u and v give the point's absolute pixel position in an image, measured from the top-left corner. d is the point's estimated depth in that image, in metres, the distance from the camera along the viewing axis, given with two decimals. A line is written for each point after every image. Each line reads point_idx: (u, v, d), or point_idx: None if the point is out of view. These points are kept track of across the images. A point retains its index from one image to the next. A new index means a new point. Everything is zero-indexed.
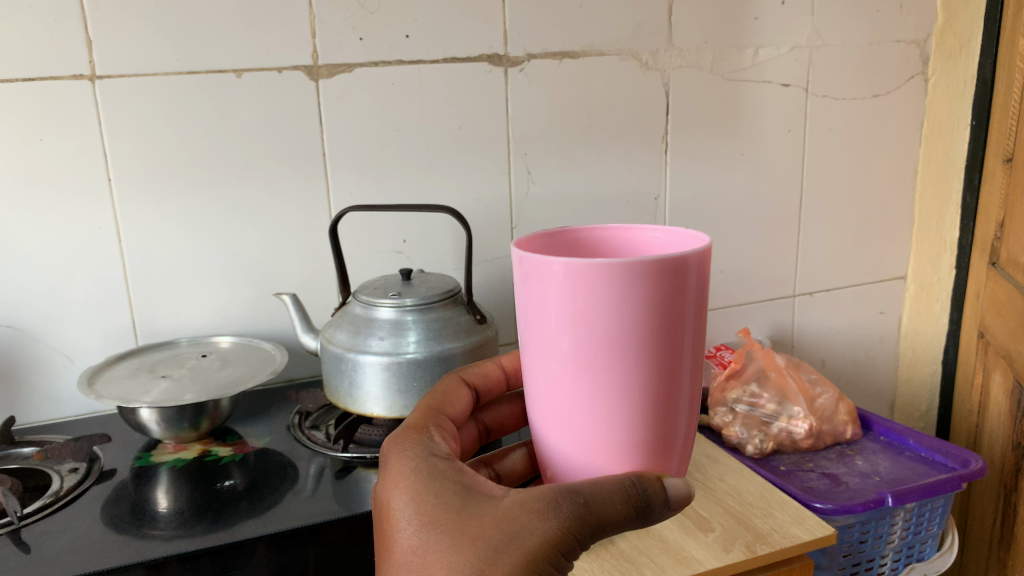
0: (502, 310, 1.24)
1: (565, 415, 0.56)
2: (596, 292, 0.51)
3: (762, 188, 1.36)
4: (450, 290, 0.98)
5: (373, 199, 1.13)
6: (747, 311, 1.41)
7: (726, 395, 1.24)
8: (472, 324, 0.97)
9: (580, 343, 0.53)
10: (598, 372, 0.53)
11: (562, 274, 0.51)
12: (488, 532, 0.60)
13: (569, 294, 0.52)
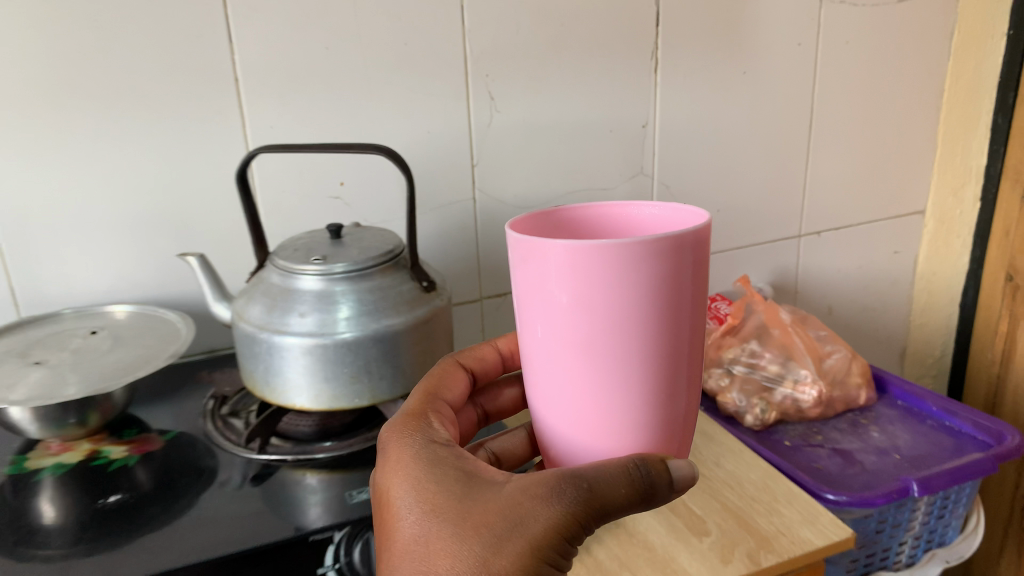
0: (464, 263, 1.06)
1: (561, 407, 0.51)
2: (596, 273, 0.45)
3: (768, 112, 1.17)
4: (392, 252, 0.80)
5: (303, 134, 0.93)
6: (747, 256, 1.23)
7: (722, 354, 1.09)
8: (416, 294, 0.79)
9: (579, 331, 0.47)
10: (600, 361, 0.48)
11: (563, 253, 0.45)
12: (491, 519, 0.52)
13: (565, 279, 0.46)
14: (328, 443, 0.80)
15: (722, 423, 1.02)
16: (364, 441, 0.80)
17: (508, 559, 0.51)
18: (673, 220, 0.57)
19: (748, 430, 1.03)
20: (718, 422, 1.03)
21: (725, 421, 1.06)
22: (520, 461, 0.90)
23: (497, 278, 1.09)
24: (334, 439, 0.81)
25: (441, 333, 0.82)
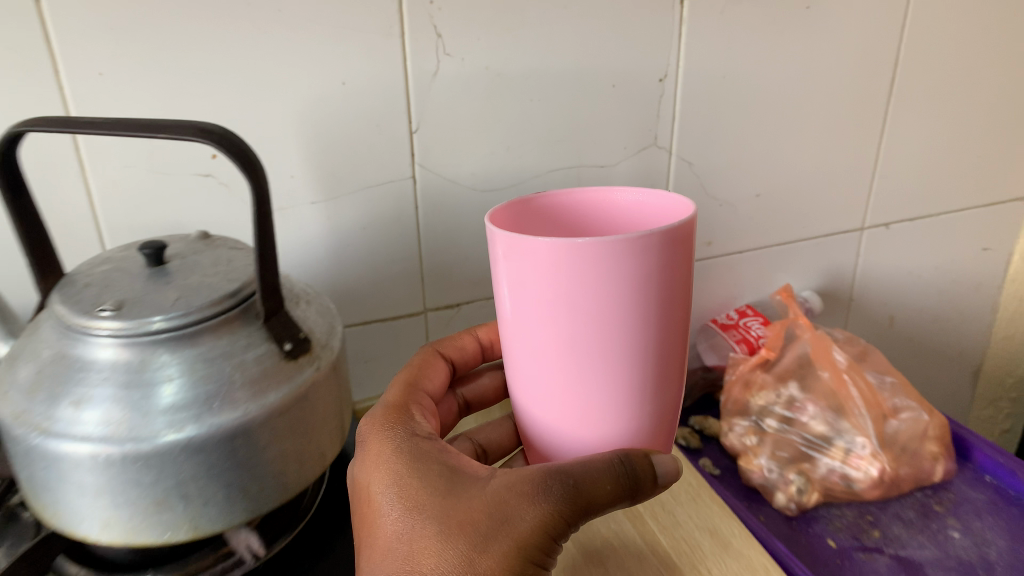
0: (398, 265, 0.77)
1: (559, 409, 0.49)
2: (600, 267, 0.43)
3: (837, 63, 0.84)
4: (230, 303, 0.50)
5: (139, 91, 0.61)
6: (789, 254, 0.93)
7: (752, 398, 0.83)
8: (272, 367, 0.50)
9: (583, 333, 0.45)
10: (594, 361, 0.46)
11: (544, 254, 0.43)
12: (476, 517, 0.49)
13: (568, 277, 0.43)
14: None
15: (737, 506, 0.74)
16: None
17: (495, 561, 0.47)
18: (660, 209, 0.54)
19: (773, 521, 0.74)
20: (732, 505, 0.74)
21: (745, 500, 0.78)
22: None
23: (446, 284, 0.80)
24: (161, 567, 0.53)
25: (317, 420, 0.52)
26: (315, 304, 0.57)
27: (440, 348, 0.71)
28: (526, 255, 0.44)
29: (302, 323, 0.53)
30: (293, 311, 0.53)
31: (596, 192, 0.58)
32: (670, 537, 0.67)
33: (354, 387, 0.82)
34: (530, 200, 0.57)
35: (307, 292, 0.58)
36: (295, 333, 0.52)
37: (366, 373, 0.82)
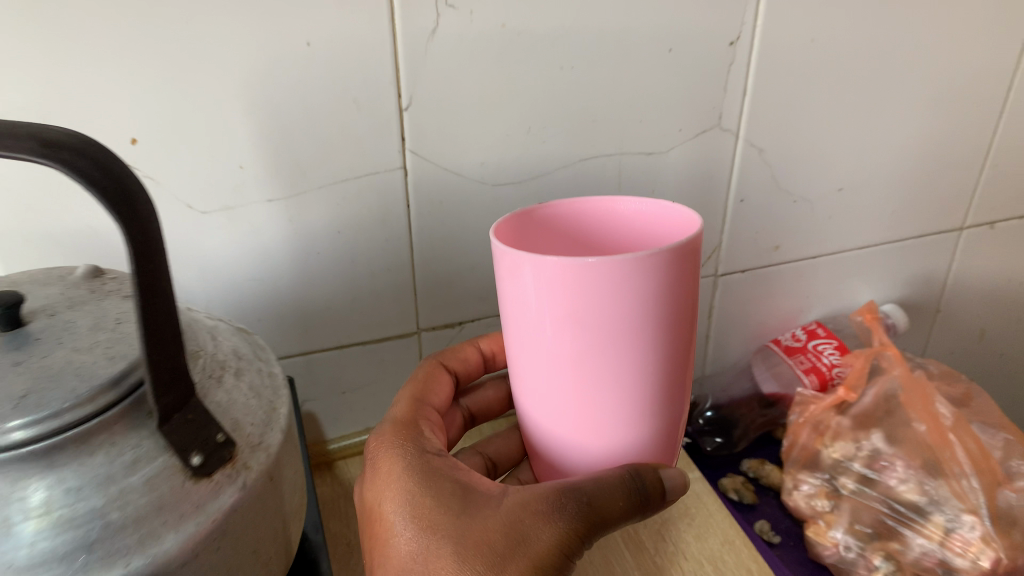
0: (383, 279, 0.60)
1: (558, 455, 0.40)
2: (607, 297, 0.33)
3: (962, 20, 0.64)
4: (88, 412, 0.32)
5: (10, 55, 0.43)
6: (871, 259, 0.76)
7: (823, 447, 0.67)
8: (177, 500, 0.33)
9: (587, 373, 0.35)
10: (612, 397, 0.36)
11: (546, 279, 0.33)
12: (493, 546, 0.37)
13: (568, 310, 0.33)
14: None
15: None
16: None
17: None
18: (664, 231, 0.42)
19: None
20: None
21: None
22: None
23: (446, 300, 0.63)
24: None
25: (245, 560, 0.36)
26: (246, 373, 0.40)
27: (444, 355, 0.55)
28: (515, 274, 0.34)
29: (216, 416, 0.36)
30: (203, 395, 0.36)
31: (593, 207, 0.43)
32: None
33: (330, 421, 0.66)
34: (529, 215, 0.42)
35: (238, 352, 0.41)
36: (204, 440, 0.35)
37: (344, 407, 0.66)
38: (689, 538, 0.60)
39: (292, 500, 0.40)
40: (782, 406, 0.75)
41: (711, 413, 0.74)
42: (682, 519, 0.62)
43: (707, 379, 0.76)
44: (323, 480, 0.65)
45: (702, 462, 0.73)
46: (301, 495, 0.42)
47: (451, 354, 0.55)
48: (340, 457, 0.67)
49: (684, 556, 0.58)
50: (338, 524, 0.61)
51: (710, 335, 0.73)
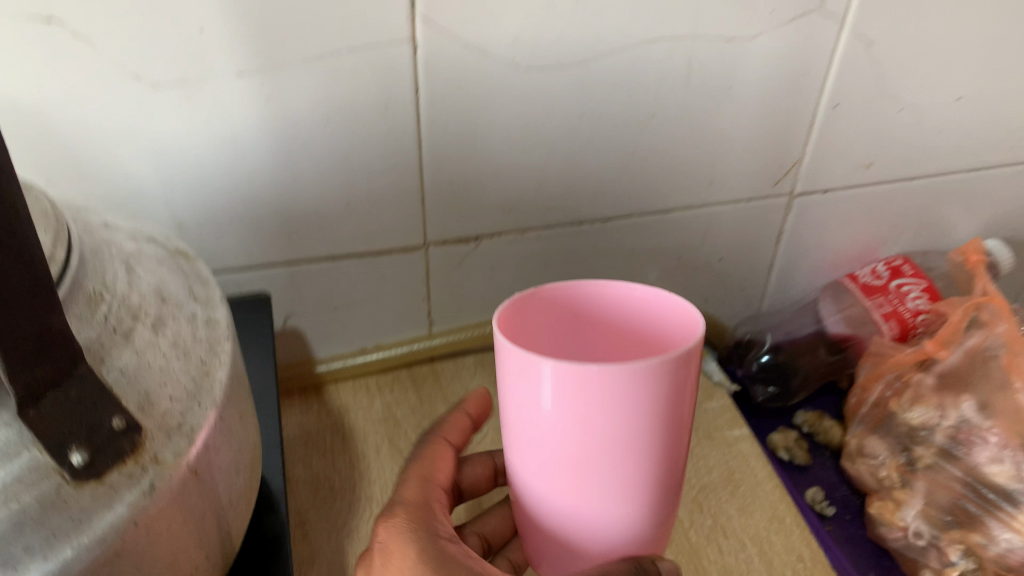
0: (384, 180, 0.49)
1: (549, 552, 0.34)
2: (616, 406, 0.28)
3: None
4: None
5: None
6: (981, 181, 0.62)
7: (898, 410, 0.56)
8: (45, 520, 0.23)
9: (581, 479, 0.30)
10: (610, 496, 0.31)
11: (561, 375, 0.28)
12: None
13: (567, 415, 0.29)
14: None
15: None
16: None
17: None
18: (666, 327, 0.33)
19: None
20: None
21: (870, 568, 0.54)
22: None
23: (460, 211, 0.52)
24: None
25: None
26: (170, 322, 0.29)
27: (441, 428, 0.42)
28: (520, 371, 0.29)
29: (119, 393, 0.26)
30: (101, 361, 0.26)
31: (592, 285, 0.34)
32: None
33: (319, 341, 0.57)
34: (531, 295, 0.33)
35: (163, 289, 0.30)
36: (92, 428, 0.25)
37: (335, 325, 0.56)
38: (732, 510, 0.51)
39: (231, 484, 0.30)
40: (851, 351, 0.65)
41: (767, 358, 0.64)
42: (724, 486, 0.52)
43: (764, 315, 0.67)
44: (310, 407, 0.56)
45: (749, 411, 0.65)
46: (249, 469, 0.33)
47: (450, 428, 0.42)
48: (331, 380, 0.58)
49: (723, 533, 0.49)
50: (321, 462, 0.53)
51: (775, 264, 0.63)
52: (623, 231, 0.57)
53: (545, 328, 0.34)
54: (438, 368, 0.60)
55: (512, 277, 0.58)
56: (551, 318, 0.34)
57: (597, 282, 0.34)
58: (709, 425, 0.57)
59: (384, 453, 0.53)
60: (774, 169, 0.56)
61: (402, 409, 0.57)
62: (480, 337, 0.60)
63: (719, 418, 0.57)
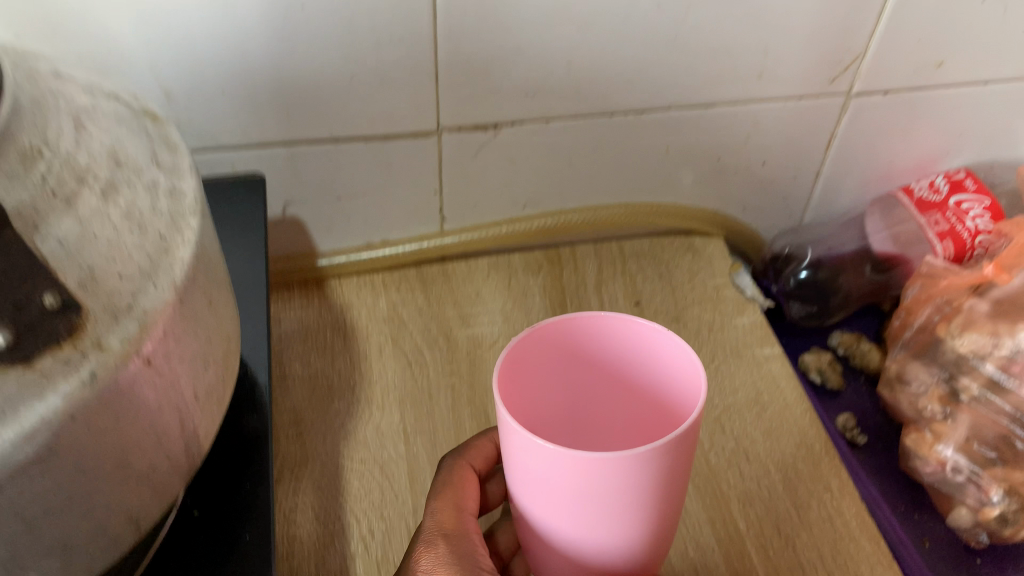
0: (394, 55, 0.44)
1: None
2: (620, 485, 0.27)
3: None
4: None
5: None
6: None
7: (946, 336, 0.52)
8: None
9: (582, 537, 0.30)
10: (619, 554, 0.30)
11: (568, 463, 0.26)
12: None
13: (571, 492, 0.28)
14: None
15: (892, 533, 0.49)
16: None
17: None
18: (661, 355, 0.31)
19: (941, 556, 0.49)
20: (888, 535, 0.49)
21: (903, 502, 0.52)
22: None
23: (477, 95, 0.47)
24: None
25: (102, 476, 0.24)
26: (125, 189, 0.25)
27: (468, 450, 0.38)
28: (524, 453, 0.27)
29: (58, 269, 0.22)
30: (35, 230, 0.22)
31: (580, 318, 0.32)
32: None
33: (321, 233, 0.53)
34: (519, 342, 0.31)
35: (118, 151, 0.26)
36: (19, 304, 0.21)
37: (339, 216, 0.52)
38: (757, 433, 0.47)
39: (197, 376, 0.27)
40: (896, 272, 0.59)
41: (805, 274, 0.59)
42: (750, 407, 0.48)
43: (805, 228, 0.62)
44: (310, 301, 0.53)
45: (781, 329, 0.62)
46: (222, 362, 0.29)
47: (475, 451, 0.38)
48: (334, 275, 0.54)
49: (746, 457, 0.46)
50: (319, 360, 0.49)
51: (822, 172, 0.58)
52: (657, 126, 0.52)
53: (533, 372, 0.32)
54: (449, 270, 0.56)
55: (532, 172, 0.53)
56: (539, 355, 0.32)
57: (586, 316, 0.32)
58: (737, 341, 0.52)
59: (387, 354, 0.50)
60: (833, 64, 0.50)
61: (409, 310, 0.53)
62: (495, 237, 0.55)
63: (750, 336, 0.52)
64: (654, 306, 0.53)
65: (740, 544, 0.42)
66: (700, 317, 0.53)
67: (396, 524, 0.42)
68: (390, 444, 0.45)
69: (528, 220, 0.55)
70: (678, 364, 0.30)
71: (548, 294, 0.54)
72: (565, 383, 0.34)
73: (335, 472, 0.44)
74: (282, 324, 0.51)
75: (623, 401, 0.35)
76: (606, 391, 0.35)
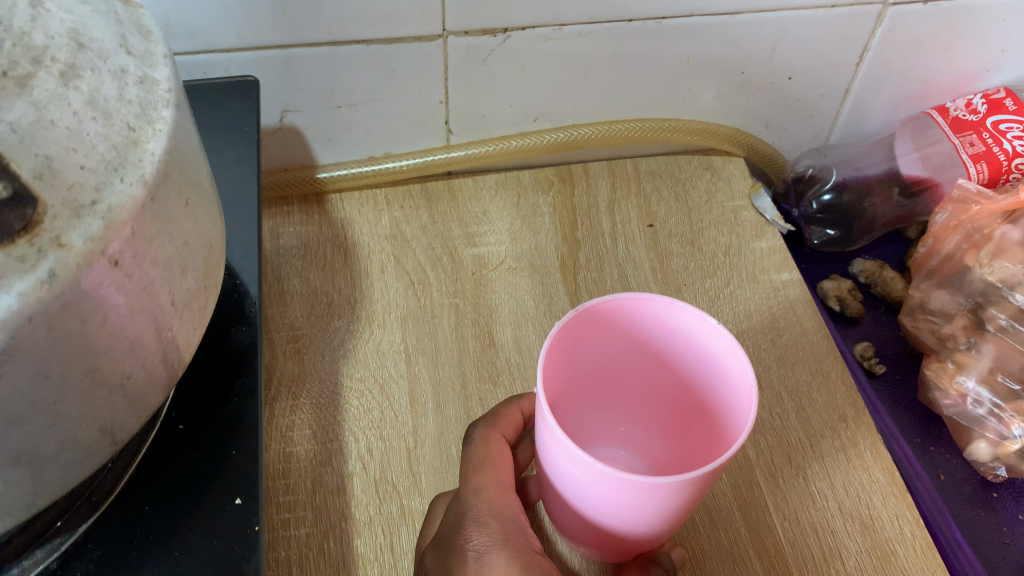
0: None
1: (582, 547, 0.36)
2: (647, 502, 0.29)
3: None
4: None
5: None
6: None
7: (975, 265, 0.49)
8: None
9: (594, 520, 0.33)
10: (648, 533, 0.33)
11: (619, 478, 0.28)
12: None
13: (600, 493, 0.30)
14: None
15: (906, 463, 0.48)
16: (138, 564, 0.29)
17: None
18: (705, 338, 0.32)
19: (956, 491, 0.48)
20: (901, 464, 0.48)
21: (919, 434, 0.50)
22: (401, 537, 0.38)
23: None
24: (27, 563, 0.28)
25: (69, 385, 0.22)
26: (88, 73, 0.23)
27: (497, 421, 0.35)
28: (574, 458, 0.29)
29: (10, 156, 0.21)
30: None
31: (630, 300, 0.32)
32: (794, 529, 0.39)
33: (321, 143, 0.51)
34: (569, 323, 0.31)
35: (81, 31, 0.23)
36: None
37: (339, 125, 0.50)
38: (771, 360, 0.45)
39: (174, 282, 0.25)
40: (926, 196, 0.56)
41: (828, 198, 0.57)
42: (765, 333, 0.46)
43: (831, 148, 0.59)
44: (310, 215, 0.50)
45: (801, 256, 0.60)
46: (202, 269, 0.27)
47: (507, 421, 0.36)
48: (336, 191, 0.52)
49: (759, 383, 0.44)
50: (318, 274, 0.48)
51: (852, 89, 0.54)
52: (677, 34, 0.48)
53: (577, 345, 0.33)
54: (455, 186, 0.53)
55: (542, 83, 0.50)
56: (586, 328, 0.33)
57: (635, 297, 0.32)
58: (753, 266, 0.50)
59: (389, 273, 0.48)
60: None
61: (412, 227, 0.50)
62: (503, 152, 0.53)
63: (768, 261, 0.50)
64: (669, 228, 0.51)
65: (748, 473, 0.40)
66: (717, 240, 0.51)
67: (395, 445, 0.41)
68: (390, 362, 0.44)
69: (539, 135, 0.53)
70: (742, 394, 0.30)
71: (557, 213, 0.52)
72: (608, 353, 0.35)
73: (334, 390, 0.43)
74: (280, 239, 0.49)
75: (653, 375, 0.36)
76: (638, 365, 0.36)
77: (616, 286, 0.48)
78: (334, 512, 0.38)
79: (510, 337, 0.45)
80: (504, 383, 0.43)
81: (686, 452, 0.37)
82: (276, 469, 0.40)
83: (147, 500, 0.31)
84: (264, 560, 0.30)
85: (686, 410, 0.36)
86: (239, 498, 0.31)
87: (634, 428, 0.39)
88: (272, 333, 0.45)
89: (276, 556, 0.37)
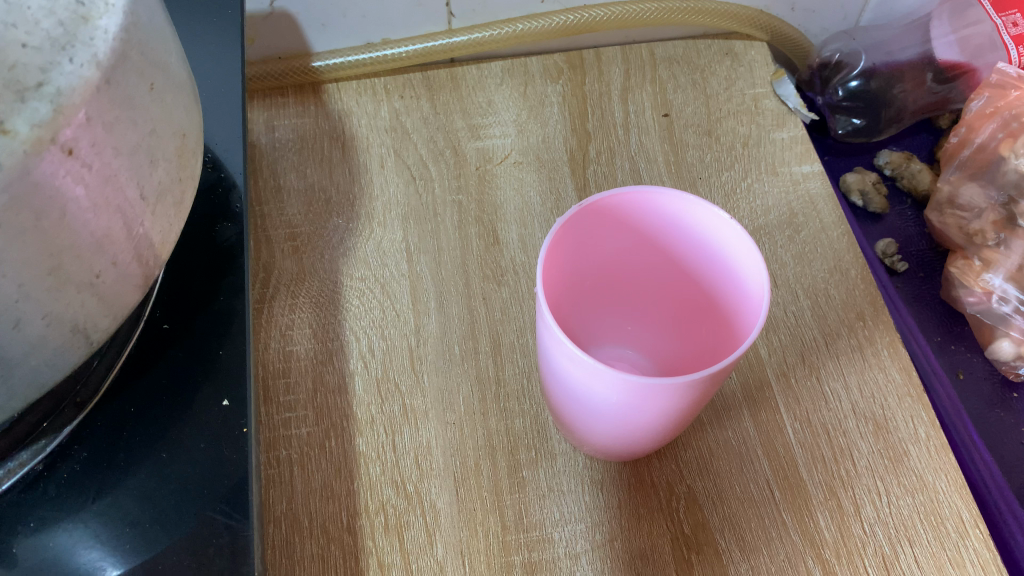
0: None
1: (586, 450, 0.36)
2: (654, 403, 0.28)
3: None
4: None
5: None
6: None
7: (1010, 155, 0.46)
8: None
9: (596, 421, 0.32)
10: (655, 431, 0.32)
11: (624, 381, 0.27)
12: None
13: (604, 396, 0.29)
14: (10, 506, 0.27)
15: (925, 362, 0.47)
16: (126, 466, 0.29)
17: None
18: (716, 232, 0.30)
19: (975, 390, 0.47)
20: (920, 364, 0.47)
21: (939, 333, 0.49)
22: (403, 436, 0.37)
23: None
24: (12, 465, 0.28)
25: (31, 285, 0.21)
26: None
27: None
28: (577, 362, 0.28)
29: None
30: None
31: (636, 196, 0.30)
32: (804, 430, 0.38)
33: (315, 29, 0.49)
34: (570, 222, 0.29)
35: None
36: None
37: (334, 9, 0.48)
38: (787, 257, 0.43)
39: (142, 174, 0.24)
40: (960, 82, 0.53)
41: (856, 84, 0.54)
42: (783, 229, 0.44)
43: (862, 31, 0.55)
44: (305, 106, 0.48)
45: (824, 146, 0.57)
46: (176, 159, 0.25)
47: None
48: (334, 80, 0.49)
49: (773, 282, 0.42)
50: (316, 168, 0.46)
51: None
52: None
53: (576, 245, 0.31)
54: (458, 74, 0.50)
55: None
56: (588, 227, 0.31)
57: (637, 192, 0.30)
58: (773, 157, 0.47)
59: (389, 167, 0.46)
60: None
61: (413, 118, 0.48)
62: (510, 37, 0.50)
63: (789, 152, 0.47)
64: (685, 118, 0.48)
65: (760, 373, 0.39)
66: (735, 130, 0.48)
67: (397, 343, 0.40)
68: (391, 261, 0.42)
69: (547, 18, 0.50)
70: (754, 290, 0.29)
71: (567, 102, 0.49)
72: (612, 250, 0.33)
73: (333, 289, 0.41)
74: (275, 131, 0.47)
75: (659, 269, 0.34)
76: (644, 260, 0.34)
77: (626, 180, 0.46)
78: (336, 411, 0.38)
79: (515, 236, 0.43)
80: (509, 282, 0.42)
81: (695, 350, 0.35)
82: (275, 368, 0.39)
83: (133, 402, 0.30)
84: (254, 459, 0.29)
85: (695, 307, 0.34)
86: (226, 400, 0.30)
87: (640, 328, 0.37)
88: (269, 231, 0.43)
89: (278, 455, 0.37)
